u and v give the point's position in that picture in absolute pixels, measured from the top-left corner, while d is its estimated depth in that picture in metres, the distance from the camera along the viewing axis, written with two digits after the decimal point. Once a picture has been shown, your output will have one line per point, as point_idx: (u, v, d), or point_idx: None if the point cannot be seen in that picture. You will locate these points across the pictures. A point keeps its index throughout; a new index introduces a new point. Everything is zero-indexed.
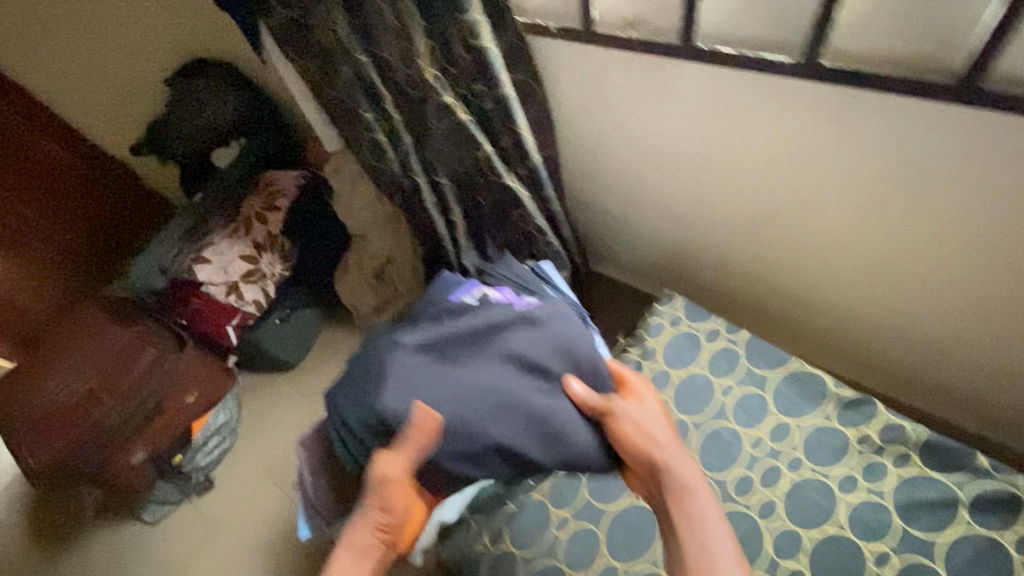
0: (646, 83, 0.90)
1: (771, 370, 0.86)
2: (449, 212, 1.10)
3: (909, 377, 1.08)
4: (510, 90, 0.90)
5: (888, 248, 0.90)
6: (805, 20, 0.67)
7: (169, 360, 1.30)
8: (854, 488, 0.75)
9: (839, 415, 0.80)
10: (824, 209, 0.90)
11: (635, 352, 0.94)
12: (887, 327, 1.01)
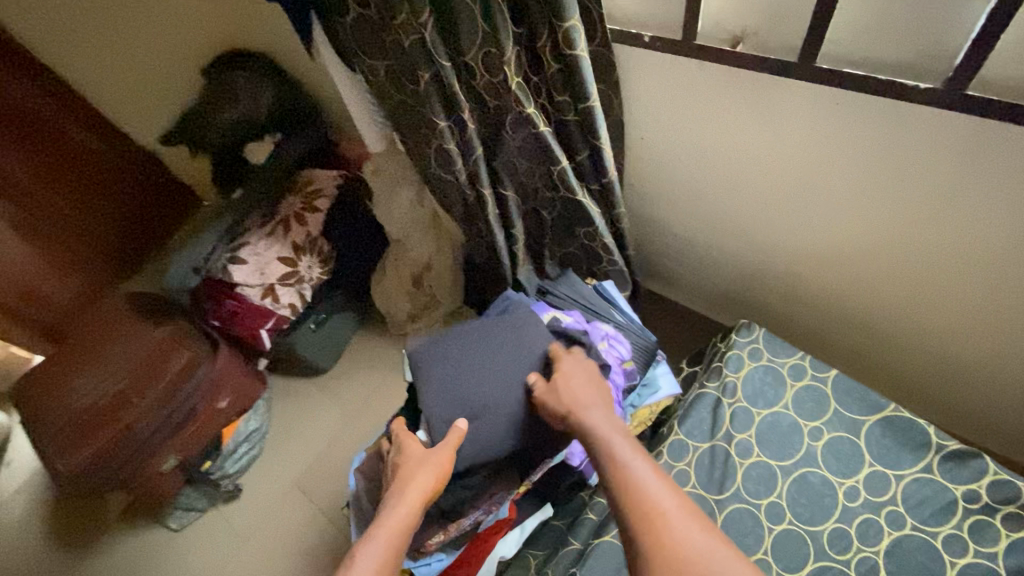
0: (744, 103, 0.81)
1: (865, 414, 0.81)
2: (511, 225, 1.05)
3: (1004, 430, 0.99)
4: (597, 102, 0.83)
5: (1006, 297, 0.80)
6: (954, 45, 0.62)
7: (205, 362, 1.23)
8: (960, 548, 0.72)
9: (941, 468, 0.76)
10: (933, 250, 0.82)
11: (713, 387, 0.88)
12: (985, 377, 0.93)
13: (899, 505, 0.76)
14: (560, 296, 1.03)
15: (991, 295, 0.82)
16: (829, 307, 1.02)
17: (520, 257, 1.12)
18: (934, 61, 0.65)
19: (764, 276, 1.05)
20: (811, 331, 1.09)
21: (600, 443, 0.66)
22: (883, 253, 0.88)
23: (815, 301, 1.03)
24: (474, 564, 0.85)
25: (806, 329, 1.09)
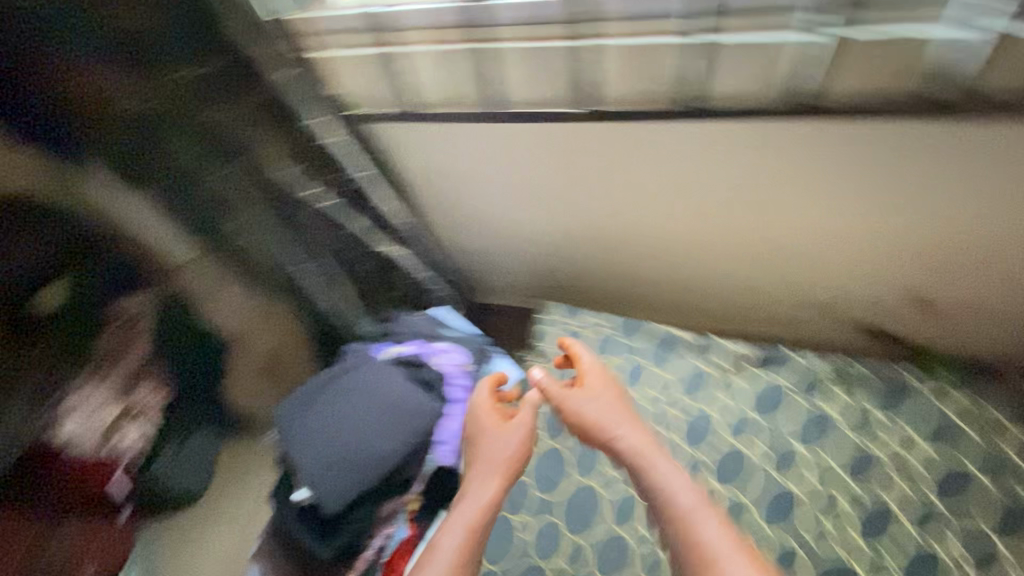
0: (480, 145, 0.95)
1: (654, 356, 1.00)
2: (336, 297, 1.07)
3: (810, 349, 1.15)
4: (364, 174, 1.00)
5: (768, 246, 0.94)
6: (609, 81, 0.77)
7: (49, 546, 1.05)
8: (753, 424, 0.92)
9: (723, 386, 0.95)
10: (697, 221, 0.94)
11: (540, 370, 1.03)
12: (782, 312, 1.08)
13: (711, 410, 0.94)
14: (402, 334, 1.03)
15: (752, 246, 0.96)
16: (631, 281, 1.15)
17: (358, 314, 1.10)
18: (613, 89, 0.78)
19: (574, 268, 1.16)
20: (629, 305, 1.22)
21: (644, 474, 0.74)
22: (648, 231, 1.00)
23: (620, 279, 1.15)
24: None
25: (625, 305, 1.22)
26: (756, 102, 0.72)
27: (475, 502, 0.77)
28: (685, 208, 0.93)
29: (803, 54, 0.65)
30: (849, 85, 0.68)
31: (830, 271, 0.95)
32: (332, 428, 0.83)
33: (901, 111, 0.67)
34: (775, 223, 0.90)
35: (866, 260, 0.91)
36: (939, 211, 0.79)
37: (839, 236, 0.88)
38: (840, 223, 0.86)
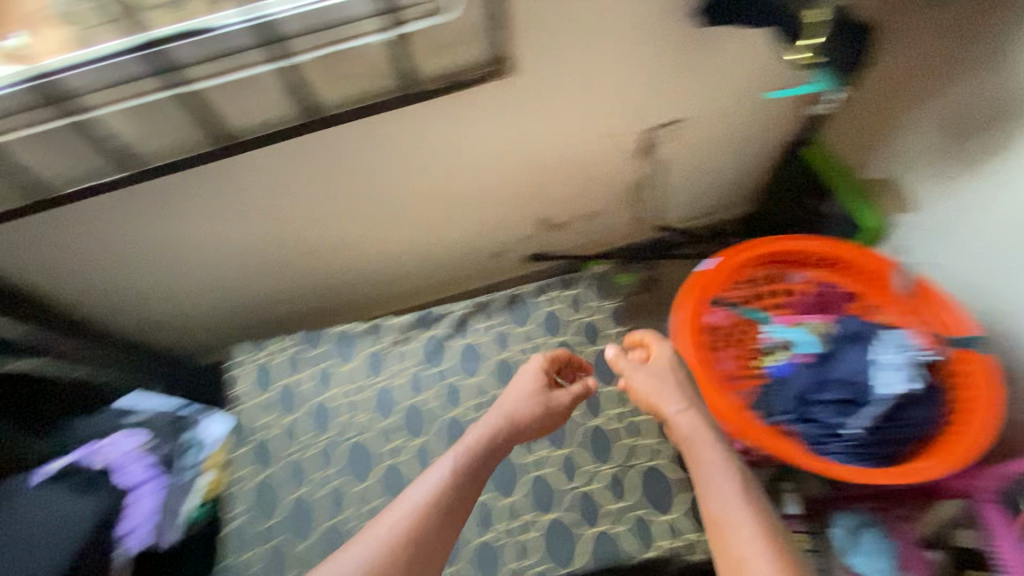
0: (67, 221, 0.91)
1: (356, 353, 1.00)
2: None
3: (487, 272, 1.38)
4: None
5: (391, 212, 1.10)
6: (145, 139, 0.79)
7: None
8: (426, 377, 0.98)
9: (420, 350, 1.00)
10: (319, 211, 1.05)
11: (247, 409, 1.00)
12: (441, 254, 1.27)
13: (389, 380, 0.98)
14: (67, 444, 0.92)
15: (380, 216, 1.10)
16: (316, 289, 1.24)
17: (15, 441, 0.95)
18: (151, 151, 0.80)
19: (251, 299, 1.19)
20: (330, 309, 1.32)
21: (692, 460, 0.65)
22: (294, 241, 1.11)
23: (304, 290, 1.23)
24: None
25: (327, 309, 1.32)
26: (283, 124, 0.81)
27: (459, 508, 0.68)
28: (308, 214, 1.05)
29: (278, 83, 0.76)
30: (351, 93, 0.81)
31: (452, 221, 1.18)
32: None
33: (391, 105, 0.82)
34: (384, 200, 1.08)
35: (469, 196, 1.12)
36: (477, 156, 1.03)
37: (434, 195, 1.10)
38: (427, 185, 1.07)
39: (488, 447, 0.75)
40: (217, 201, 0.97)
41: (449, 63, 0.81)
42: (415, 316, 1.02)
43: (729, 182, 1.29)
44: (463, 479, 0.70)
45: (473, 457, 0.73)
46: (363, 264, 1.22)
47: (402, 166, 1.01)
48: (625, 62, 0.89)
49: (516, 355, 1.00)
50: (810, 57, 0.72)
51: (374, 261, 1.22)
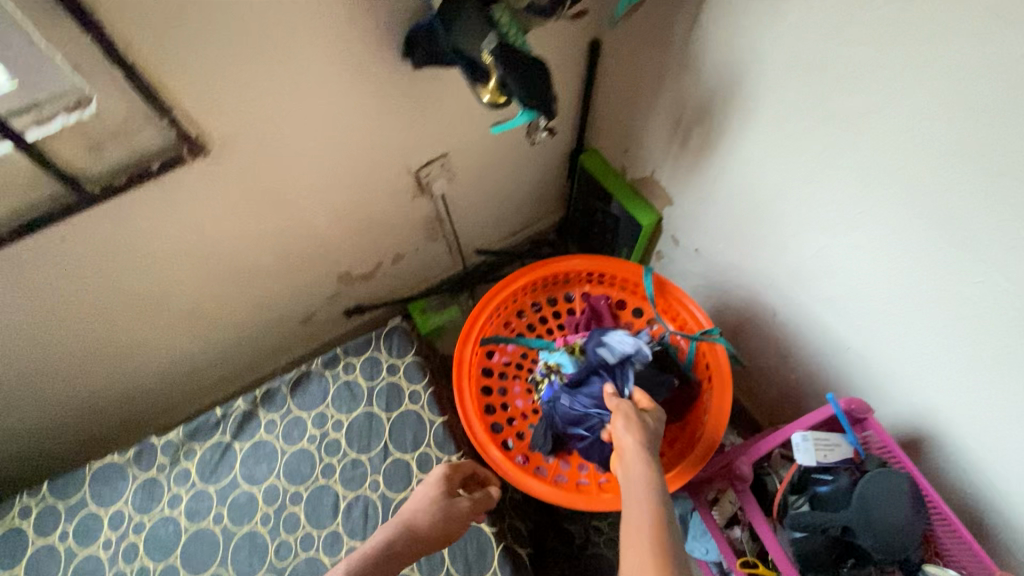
0: None
1: (121, 490, 0.88)
2: None
3: (306, 340, 1.27)
4: None
5: (147, 313, 0.96)
6: None
7: None
8: (207, 496, 0.87)
9: (195, 467, 0.89)
10: (52, 337, 0.89)
11: None
12: (238, 338, 1.14)
13: (166, 510, 0.87)
14: None
15: (137, 322, 0.96)
16: (82, 416, 1.06)
17: None
18: None
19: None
20: (104, 432, 1.13)
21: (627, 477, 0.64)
22: (23, 375, 0.92)
23: (62, 422, 1.04)
24: None
25: (102, 433, 1.13)
26: None
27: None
28: (22, 343, 0.87)
29: None
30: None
31: (228, 303, 1.05)
32: None
33: (64, 214, 0.70)
34: (123, 303, 0.91)
35: (241, 277, 1.02)
36: (222, 238, 0.91)
37: (189, 285, 0.96)
38: (173, 278, 0.93)
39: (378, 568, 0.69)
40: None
41: (127, 155, 0.71)
42: (188, 428, 0.91)
43: (523, 199, 1.29)
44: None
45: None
46: (141, 371, 1.07)
47: (122, 269, 0.86)
48: (346, 115, 0.85)
49: (306, 443, 0.91)
50: (500, 92, 0.70)
51: (146, 365, 1.06)
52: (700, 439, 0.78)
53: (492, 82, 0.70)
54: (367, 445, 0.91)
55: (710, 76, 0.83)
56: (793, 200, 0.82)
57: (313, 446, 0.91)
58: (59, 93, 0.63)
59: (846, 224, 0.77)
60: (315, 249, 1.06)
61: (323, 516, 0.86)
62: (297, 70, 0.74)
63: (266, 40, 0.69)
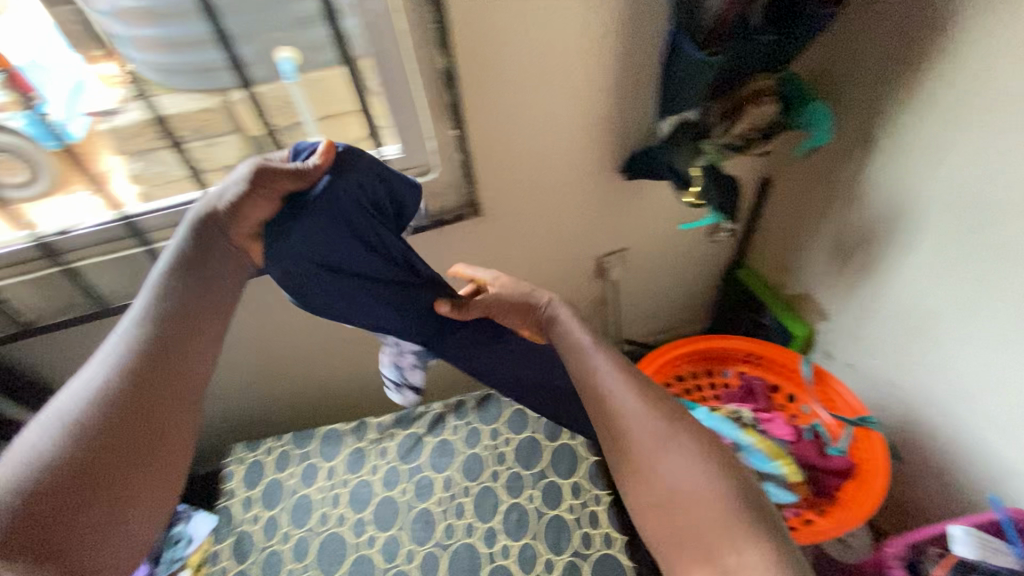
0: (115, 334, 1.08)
1: (340, 449, 1.12)
2: None
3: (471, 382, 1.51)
4: None
5: None
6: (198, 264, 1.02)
7: None
8: (399, 472, 1.07)
9: (395, 446, 1.11)
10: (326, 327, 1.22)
11: (234, 501, 1.07)
12: None
13: (365, 474, 1.08)
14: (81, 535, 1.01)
15: None
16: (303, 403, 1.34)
17: None
18: None
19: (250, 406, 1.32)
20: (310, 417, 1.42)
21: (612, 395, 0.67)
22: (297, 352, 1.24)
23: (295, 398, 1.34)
24: None
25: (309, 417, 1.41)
26: None
27: (176, 373, 0.62)
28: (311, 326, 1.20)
29: None
30: None
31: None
32: None
33: None
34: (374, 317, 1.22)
35: None
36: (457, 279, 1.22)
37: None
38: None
39: (201, 244, 0.68)
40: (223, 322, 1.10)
41: (433, 206, 1.06)
42: (396, 416, 1.15)
43: (677, 299, 1.48)
44: (156, 338, 0.62)
45: (190, 286, 0.66)
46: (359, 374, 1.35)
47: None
48: (570, 204, 1.15)
49: (481, 450, 1.09)
50: (700, 197, 0.95)
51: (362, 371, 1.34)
52: (853, 508, 0.83)
53: (694, 189, 0.94)
54: (529, 464, 1.06)
55: (874, 213, 1.00)
56: (955, 324, 0.91)
57: (485, 453, 1.08)
58: (417, 164, 1.01)
59: (1008, 350, 0.84)
60: None
61: (486, 511, 1.01)
62: (553, 170, 1.07)
63: (544, 149, 1.03)
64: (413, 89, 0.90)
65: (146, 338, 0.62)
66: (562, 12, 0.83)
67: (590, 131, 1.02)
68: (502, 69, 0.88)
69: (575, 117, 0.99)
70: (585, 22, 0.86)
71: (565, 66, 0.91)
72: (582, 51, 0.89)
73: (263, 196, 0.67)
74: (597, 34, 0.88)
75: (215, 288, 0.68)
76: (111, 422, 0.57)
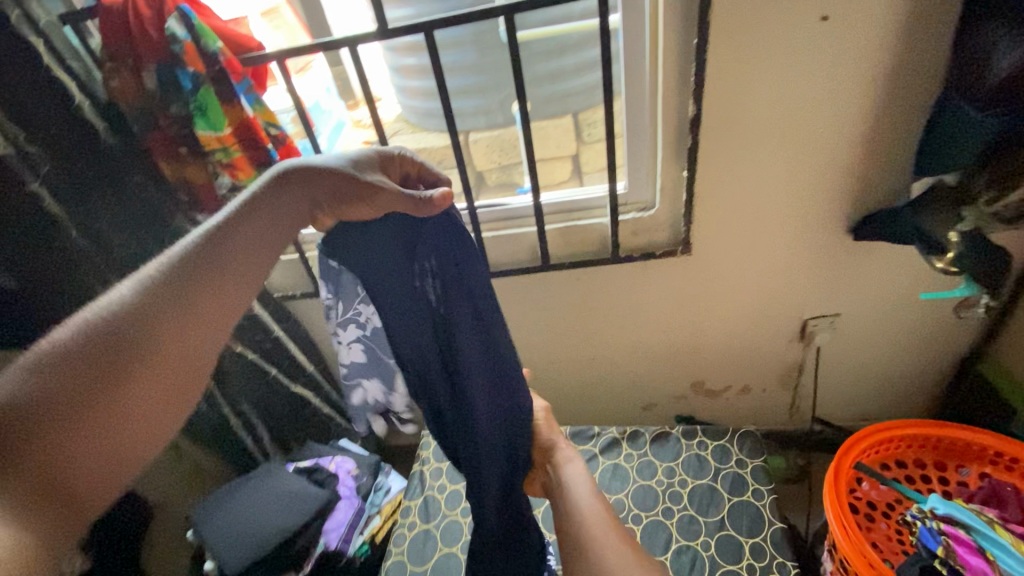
0: None
1: None
2: (256, 431, 1.27)
3: (637, 419, 1.51)
4: (282, 332, 1.24)
5: (579, 348, 1.35)
6: None
7: None
8: None
9: None
10: (529, 338, 1.33)
11: (426, 469, 1.21)
12: (601, 393, 1.46)
13: None
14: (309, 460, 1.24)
15: (570, 350, 1.35)
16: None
17: (272, 451, 1.32)
18: None
19: None
20: None
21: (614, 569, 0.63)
22: None
23: None
24: None
25: None
26: (530, 263, 1.19)
27: (204, 290, 0.63)
28: (516, 334, 1.32)
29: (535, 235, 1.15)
30: (575, 250, 1.17)
31: (616, 365, 1.39)
32: (250, 510, 0.96)
33: (600, 262, 1.15)
34: (567, 335, 1.32)
35: (641, 347, 1.34)
36: (653, 314, 1.26)
37: (610, 340, 1.33)
38: (603, 331, 1.31)
39: (272, 213, 0.69)
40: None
41: (647, 242, 1.14)
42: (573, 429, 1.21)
43: (889, 383, 1.33)
44: (189, 263, 0.64)
45: (248, 220, 0.68)
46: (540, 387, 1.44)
47: (587, 312, 1.27)
48: (785, 258, 1.14)
49: (657, 483, 1.09)
50: (954, 262, 0.89)
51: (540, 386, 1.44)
52: None
53: (947, 254, 0.89)
54: (710, 511, 1.04)
55: None
56: None
57: (659, 487, 1.08)
58: (641, 200, 1.11)
59: None
60: (699, 347, 1.32)
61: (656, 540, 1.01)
62: (779, 222, 1.08)
63: (776, 199, 1.04)
64: (656, 133, 1.01)
65: (177, 265, 0.64)
66: (830, 67, 0.88)
67: (824, 186, 1.02)
68: (750, 119, 0.94)
69: (817, 169, 0.99)
70: (842, 79, 0.89)
71: (811, 121, 0.94)
72: (833, 106, 0.92)
73: (369, 206, 0.71)
74: (862, 90, 0.89)
75: (261, 230, 0.68)
76: (115, 340, 0.57)
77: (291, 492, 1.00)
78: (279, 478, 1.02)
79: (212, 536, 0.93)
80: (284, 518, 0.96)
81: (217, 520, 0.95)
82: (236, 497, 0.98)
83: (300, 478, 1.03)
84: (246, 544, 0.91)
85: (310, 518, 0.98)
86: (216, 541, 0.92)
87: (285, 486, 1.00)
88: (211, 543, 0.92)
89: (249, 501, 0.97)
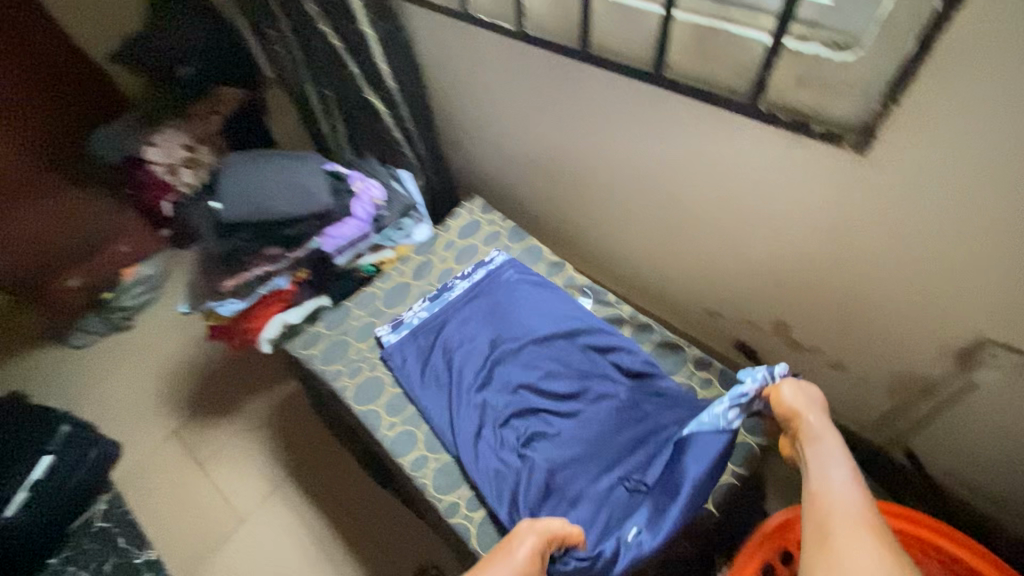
0: (463, 42, 1.15)
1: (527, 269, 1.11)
2: (335, 120, 1.31)
3: (694, 315, 1.28)
4: (371, 30, 1.14)
5: (665, 204, 1.10)
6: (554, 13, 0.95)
7: (110, 215, 1.62)
8: None
9: None
10: (620, 162, 1.09)
11: (441, 232, 1.21)
12: (672, 269, 1.23)
13: None
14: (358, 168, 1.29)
15: (659, 203, 1.10)
16: (541, 198, 1.38)
17: (345, 147, 1.37)
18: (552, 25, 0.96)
19: (516, 179, 1.39)
20: (547, 226, 1.44)
21: None
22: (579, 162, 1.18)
23: (549, 199, 1.35)
24: (257, 330, 1.14)
25: (547, 225, 1.44)
26: (638, 62, 0.86)
27: None
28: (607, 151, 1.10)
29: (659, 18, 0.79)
30: (691, 68, 0.80)
31: (689, 239, 1.12)
32: (259, 181, 1.03)
33: (725, 106, 0.77)
34: (653, 174, 1.06)
35: (740, 242, 1.04)
36: (772, 211, 0.93)
37: (697, 206, 1.04)
38: (693, 189, 1.02)
39: None
40: (535, 84, 1.09)
41: (813, 104, 0.71)
42: (588, 284, 1.07)
43: None
44: None
45: None
46: (613, 227, 1.26)
47: (686, 154, 0.97)
48: (993, 236, 0.71)
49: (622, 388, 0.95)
50: None
51: (605, 218, 1.26)
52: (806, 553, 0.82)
53: None
54: None
55: None
56: None
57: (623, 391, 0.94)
58: (842, 29, 0.65)
59: None
60: (816, 285, 0.98)
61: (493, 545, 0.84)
62: None
63: None
64: None
65: None
66: None
67: None
68: None
69: None
70: None
71: None
72: None
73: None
74: None
75: None
76: None
77: (301, 183, 1.05)
78: (298, 165, 1.08)
79: (223, 184, 1.03)
80: (283, 201, 1.02)
81: (232, 172, 1.04)
82: (256, 165, 1.06)
83: (314, 171, 1.08)
84: (243, 209, 1.00)
85: (304, 215, 1.04)
86: (223, 192, 1.02)
87: (300, 175, 1.06)
88: (222, 188, 1.03)
89: (264, 173, 1.05)
